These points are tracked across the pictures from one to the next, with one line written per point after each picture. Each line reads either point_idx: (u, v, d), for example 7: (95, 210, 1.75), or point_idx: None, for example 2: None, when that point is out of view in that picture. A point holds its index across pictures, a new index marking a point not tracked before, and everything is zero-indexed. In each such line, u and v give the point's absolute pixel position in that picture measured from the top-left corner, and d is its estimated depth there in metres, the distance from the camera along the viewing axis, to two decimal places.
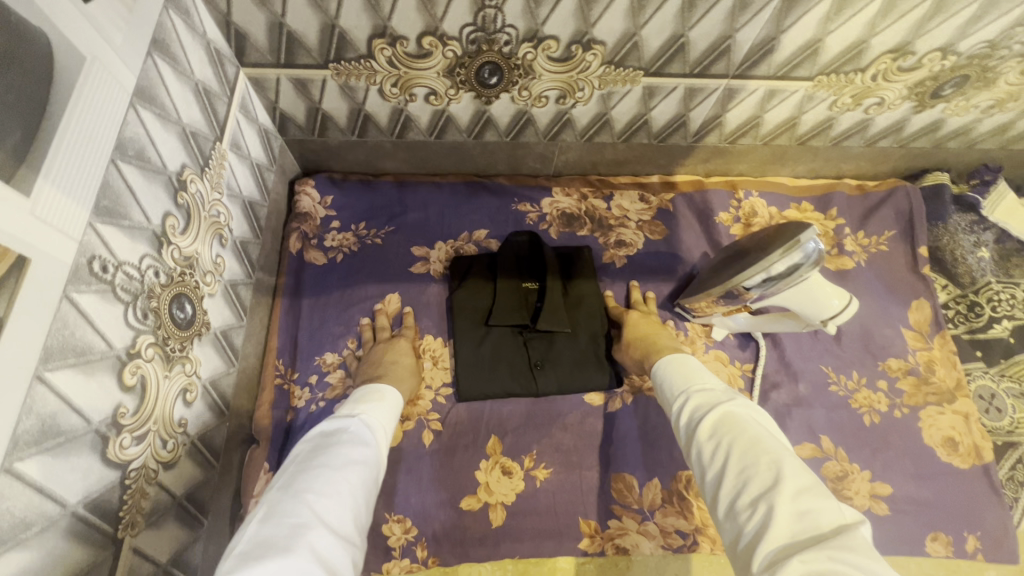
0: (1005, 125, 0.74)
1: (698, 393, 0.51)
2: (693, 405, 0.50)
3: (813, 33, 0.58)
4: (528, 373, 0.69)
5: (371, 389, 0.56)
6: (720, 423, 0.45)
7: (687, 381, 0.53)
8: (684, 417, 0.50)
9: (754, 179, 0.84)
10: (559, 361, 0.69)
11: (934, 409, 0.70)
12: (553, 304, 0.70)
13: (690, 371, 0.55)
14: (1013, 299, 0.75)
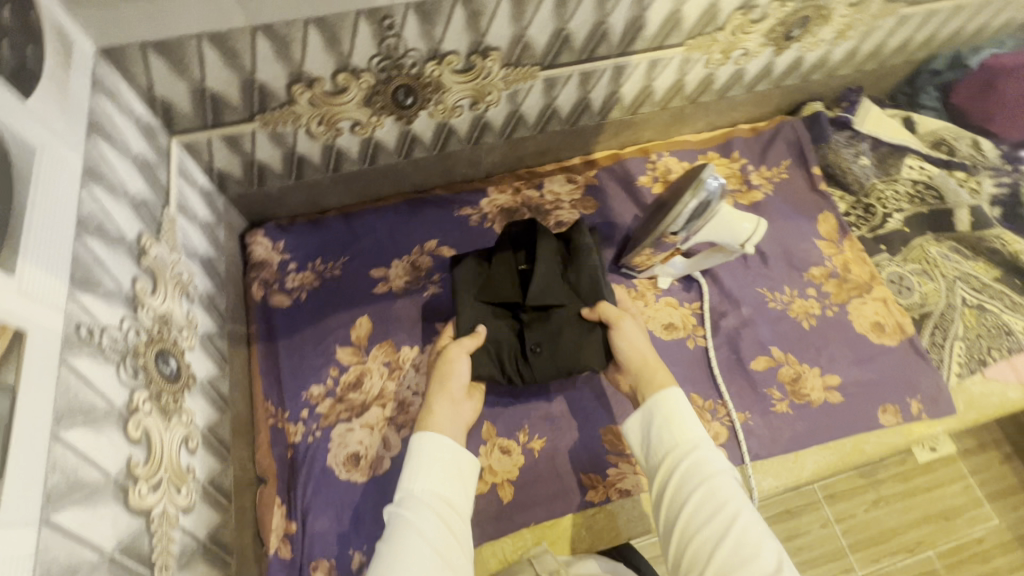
0: (853, 50, 0.87)
1: (692, 455, 0.56)
2: (685, 472, 0.55)
3: (672, 5, 0.67)
4: (523, 356, 0.70)
5: (417, 448, 0.60)
6: (714, 503, 0.52)
7: (682, 438, 0.58)
8: (678, 476, 0.56)
9: (663, 142, 0.93)
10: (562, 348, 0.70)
11: (858, 301, 0.81)
12: (544, 290, 0.70)
13: (676, 417, 0.59)
14: (898, 194, 0.86)
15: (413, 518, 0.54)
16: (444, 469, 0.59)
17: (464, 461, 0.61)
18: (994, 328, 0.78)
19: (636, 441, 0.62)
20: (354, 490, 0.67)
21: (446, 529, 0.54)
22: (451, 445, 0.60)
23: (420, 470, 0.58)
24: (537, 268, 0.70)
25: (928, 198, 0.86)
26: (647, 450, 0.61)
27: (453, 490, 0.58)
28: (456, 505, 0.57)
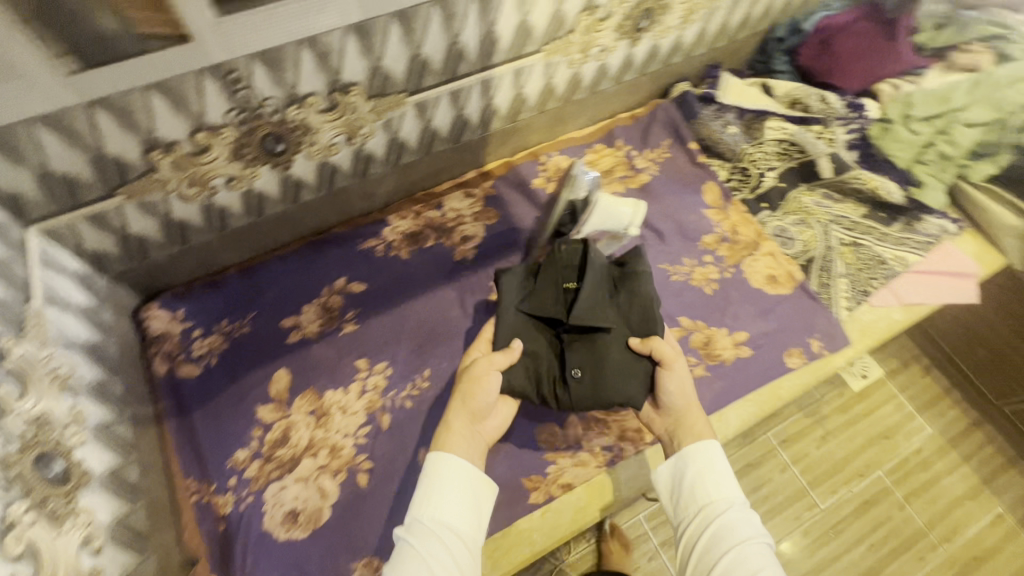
0: (702, 31, 0.93)
1: (724, 513, 0.60)
2: (714, 528, 0.59)
3: (518, 17, 0.70)
4: (559, 379, 0.69)
5: (433, 470, 0.60)
6: (738, 564, 0.55)
7: (714, 496, 0.61)
8: (706, 533, 0.60)
9: (550, 142, 0.97)
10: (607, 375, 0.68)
11: (750, 258, 0.86)
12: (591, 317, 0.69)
13: (710, 471, 0.63)
14: (767, 154, 0.93)
15: (420, 545, 0.55)
16: (460, 492, 0.59)
17: (479, 481, 0.61)
18: (870, 260, 0.87)
19: (665, 487, 0.67)
20: (296, 549, 0.66)
21: (454, 548, 0.55)
22: (466, 467, 0.61)
23: (431, 489, 0.59)
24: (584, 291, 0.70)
25: (793, 153, 0.93)
26: (676, 496, 0.65)
27: (466, 511, 0.59)
28: (468, 526, 0.58)
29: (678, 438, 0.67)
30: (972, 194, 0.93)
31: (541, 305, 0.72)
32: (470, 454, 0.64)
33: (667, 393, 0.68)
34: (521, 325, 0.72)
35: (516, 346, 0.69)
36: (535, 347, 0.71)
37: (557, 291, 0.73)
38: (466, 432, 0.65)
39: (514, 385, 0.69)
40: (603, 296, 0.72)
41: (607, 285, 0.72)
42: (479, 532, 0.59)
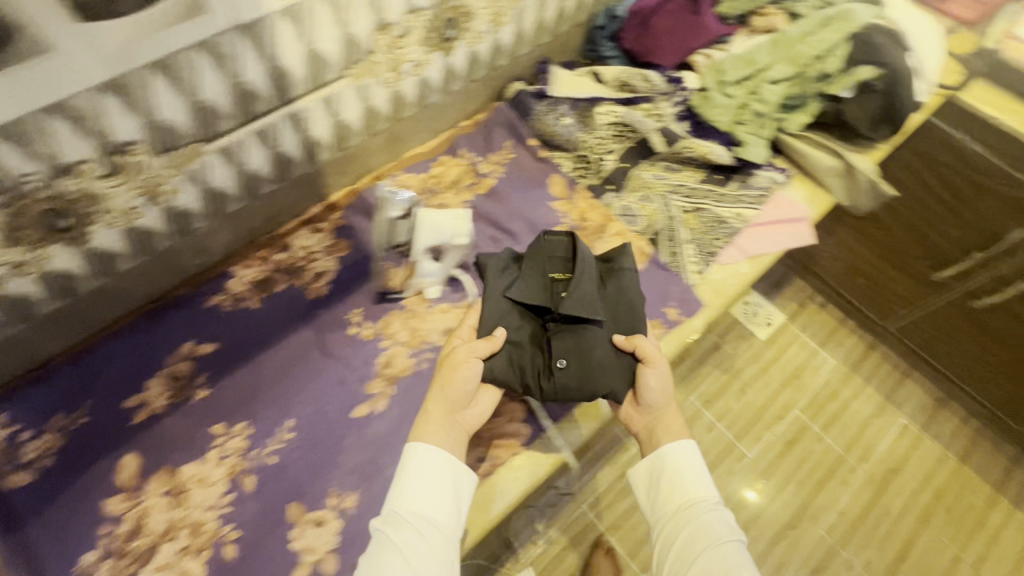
0: (519, 30, 0.95)
1: (702, 507, 0.77)
2: (692, 522, 0.76)
3: (303, 48, 0.69)
4: (546, 366, 0.77)
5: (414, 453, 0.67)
6: (713, 551, 0.71)
7: (694, 492, 0.78)
8: (687, 517, 0.77)
9: (395, 163, 0.97)
10: (589, 366, 0.76)
11: (600, 242, 0.89)
12: (578, 309, 0.78)
13: (686, 472, 0.80)
14: (603, 138, 0.96)
15: (393, 536, 0.61)
16: (432, 485, 0.65)
17: (452, 472, 0.66)
18: (711, 223, 0.92)
19: (644, 486, 0.84)
20: None
21: (423, 537, 0.62)
22: (436, 458, 0.66)
23: (404, 482, 0.65)
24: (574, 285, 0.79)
25: (627, 133, 0.97)
26: (656, 495, 0.82)
27: (435, 501, 0.64)
28: (440, 516, 0.64)
29: (657, 437, 0.84)
30: (792, 146, 1.01)
31: (523, 293, 0.80)
32: (446, 442, 0.69)
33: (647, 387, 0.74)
34: (508, 316, 0.79)
35: (497, 336, 0.75)
36: (521, 335, 0.78)
37: (544, 284, 0.81)
38: (444, 422, 0.71)
39: (498, 372, 0.76)
40: (585, 295, 0.79)
41: (596, 281, 0.81)
42: (452, 520, 0.64)
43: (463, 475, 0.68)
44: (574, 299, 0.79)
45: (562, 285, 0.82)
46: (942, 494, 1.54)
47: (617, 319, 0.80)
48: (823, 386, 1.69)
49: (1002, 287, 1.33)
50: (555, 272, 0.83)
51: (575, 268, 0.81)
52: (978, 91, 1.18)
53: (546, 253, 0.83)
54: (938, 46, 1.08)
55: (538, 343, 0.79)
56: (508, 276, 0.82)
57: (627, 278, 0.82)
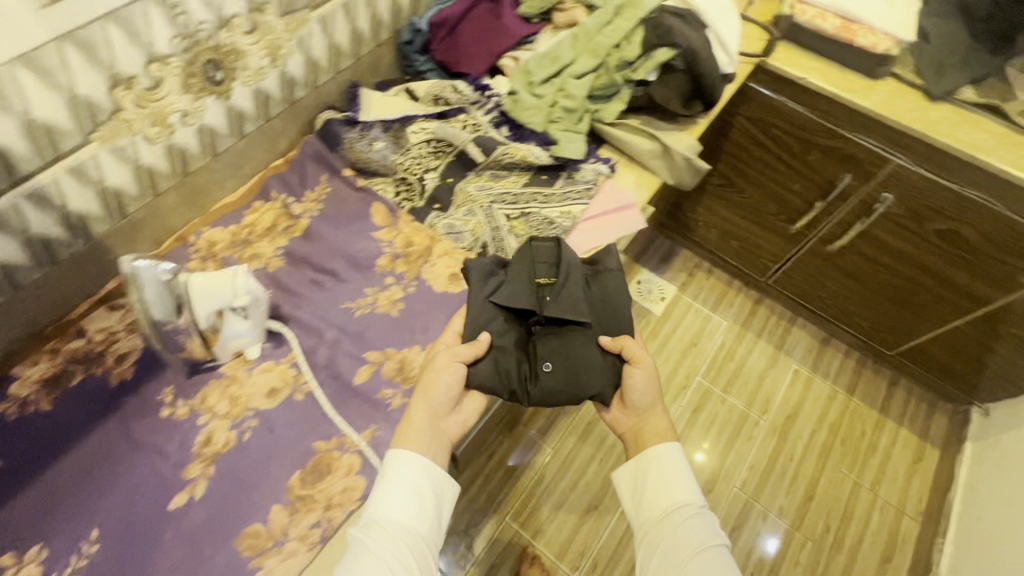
0: (311, 61, 0.91)
1: (689, 509, 0.84)
2: (676, 526, 0.82)
3: (17, 122, 0.62)
4: (530, 372, 0.80)
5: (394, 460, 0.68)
6: (694, 556, 0.78)
7: (682, 495, 0.85)
8: (675, 517, 0.83)
9: (203, 218, 0.90)
10: (574, 369, 0.80)
11: (428, 265, 0.86)
12: (569, 309, 0.82)
13: (671, 475, 0.87)
14: (420, 157, 0.93)
15: (376, 545, 0.62)
16: (415, 494, 0.67)
17: (436, 480, 0.69)
18: (540, 225, 0.91)
19: (629, 489, 0.91)
20: None
21: (406, 547, 0.64)
22: (423, 467, 0.68)
23: (386, 490, 0.66)
24: (563, 286, 0.83)
25: (444, 148, 0.94)
26: (641, 499, 0.88)
27: (418, 510, 0.66)
28: (421, 525, 0.66)
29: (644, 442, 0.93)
30: (613, 137, 1.02)
31: (508, 298, 0.81)
32: (428, 448, 0.71)
33: (632, 389, 0.78)
34: (497, 320, 0.81)
35: (482, 339, 0.77)
36: (505, 340, 0.80)
37: (530, 287, 0.83)
38: (426, 427, 0.72)
39: (483, 379, 0.77)
40: (570, 303, 0.82)
41: (581, 284, 0.84)
42: (429, 528, 0.67)
43: (444, 483, 0.71)
44: (561, 302, 0.82)
45: (547, 287, 0.84)
46: (838, 429, 1.64)
47: (601, 320, 0.84)
48: (720, 349, 1.75)
49: (846, 229, 1.45)
50: (541, 274, 0.85)
51: (561, 270, 0.84)
52: (781, 55, 1.25)
53: (533, 256, 0.85)
54: (733, 19, 1.12)
55: (523, 347, 0.82)
56: (496, 280, 0.82)
57: (610, 281, 0.86)
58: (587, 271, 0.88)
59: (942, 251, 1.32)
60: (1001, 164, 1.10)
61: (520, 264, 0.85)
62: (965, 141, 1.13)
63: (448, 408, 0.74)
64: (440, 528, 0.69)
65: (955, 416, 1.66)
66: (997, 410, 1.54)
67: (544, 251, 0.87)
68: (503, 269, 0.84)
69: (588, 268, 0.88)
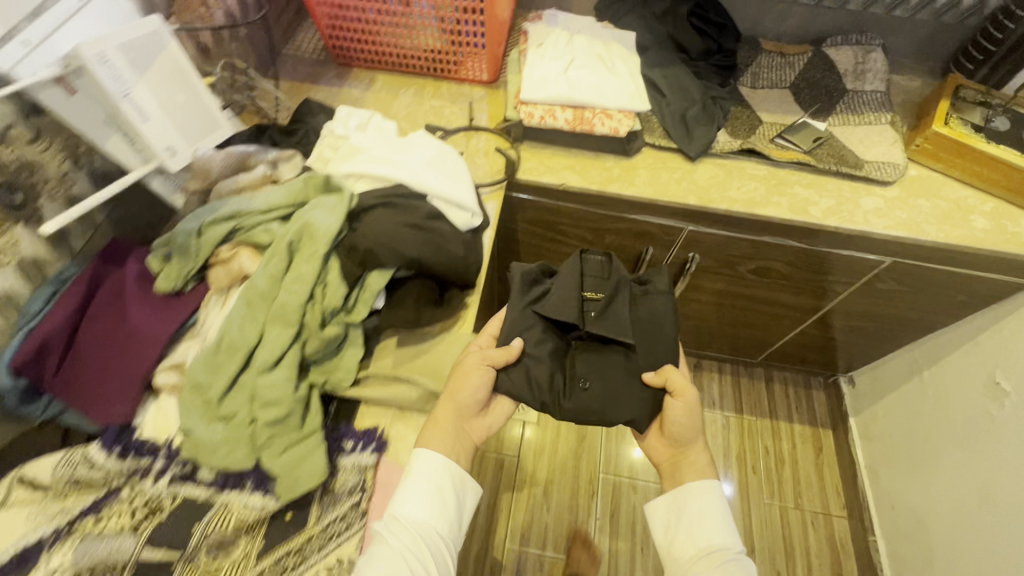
0: None
1: (728, 554, 0.83)
2: (711, 568, 0.81)
3: None
4: (562, 384, 0.93)
5: (425, 463, 0.70)
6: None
7: (721, 537, 0.84)
8: (708, 555, 0.83)
9: None
10: (605, 385, 0.93)
11: None
12: (612, 329, 0.96)
13: (708, 516, 0.86)
14: None
15: (398, 540, 0.65)
16: (436, 491, 0.70)
17: (455, 476, 0.72)
18: None
19: (666, 529, 0.90)
20: None
21: (424, 543, 0.66)
22: (449, 465, 0.72)
23: (409, 487, 0.69)
24: (607, 305, 0.98)
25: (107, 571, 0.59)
26: (676, 537, 0.88)
27: (436, 509, 0.69)
28: (439, 522, 0.69)
29: (682, 474, 0.92)
30: (367, 396, 0.75)
31: (550, 307, 0.97)
32: (451, 450, 0.74)
33: (671, 420, 0.91)
34: (539, 325, 0.96)
35: (513, 348, 0.90)
36: (540, 351, 0.94)
37: (576, 301, 0.98)
38: (454, 430, 0.75)
39: (514, 387, 0.91)
40: (610, 324, 0.96)
41: (625, 307, 0.98)
42: (446, 526, 0.70)
43: (464, 482, 0.75)
44: (602, 323, 0.96)
45: (592, 305, 0.99)
46: (745, 459, 1.59)
47: (641, 345, 0.96)
48: (608, 432, 1.62)
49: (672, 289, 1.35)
50: (588, 292, 1.01)
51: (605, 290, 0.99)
52: (528, 161, 1.07)
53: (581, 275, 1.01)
54: (454, 171, 0.90)
55: (558, 358, 0.95)
56: (539, 290, 0.99)
57: (648, 307, 0.99)
58: (637, 291, 1.01)
59: (764, 283, 1.26)
60: (778, 213, 1.02)
61: (570, 279, 1.00)
62: (740, 199, 1.04)
63: (474, 410, 0.77)
64: (456, 525, 0.72)
65: (830, 391, 1.69)
66: (861, 381, 1.57)
67: (594, 268, 1.05)
68: (550, 284, 1.01)
69: (638, 288, 1.02)
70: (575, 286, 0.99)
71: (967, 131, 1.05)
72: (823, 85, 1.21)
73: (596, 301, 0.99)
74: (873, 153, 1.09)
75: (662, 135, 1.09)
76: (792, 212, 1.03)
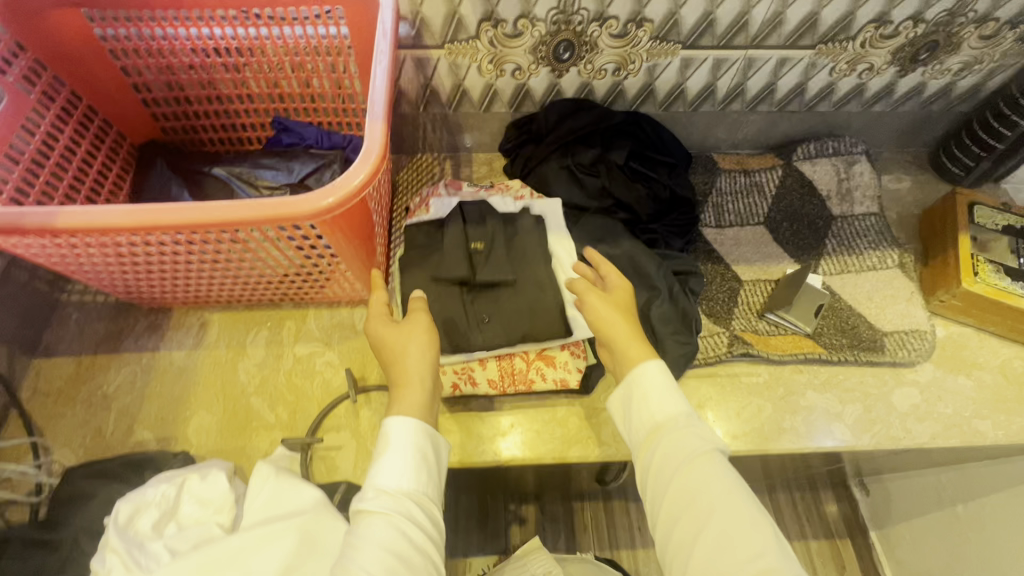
0: None
1: (685, 428, 0.60)
2: (666, 453, 0.60)
3: None
4: (466, 339, 0.71)
5: (398, 432, 0.59)
6: (686, 465, 0.58)
7: (672, 410, 0.62)
8: (660, 441, 0.61)
9: None
10: (509, 325, 0.72)
11: None
12: (510, 270, 0.74)
13: (656, 393, 0.63)
14: None
15: (386, 513, 0.54)
16: (419, 460, 0.58)
17: (435, 437, 0.61)
18: None
19: (619, 413, 0.67)
20: None
21: (418, 510, 0.56)
22: (429, 429, 0.60)
23: (386, 457, 0.58)
24: (497, 249, 0.75)
25: None
26: (629, 432, 0.65)
27: (420, 480, 0.57)
28: (430, 487, 0.58)
29: (622, 364, 0.67)
30: None
31: (437, 264, 0.73)
32: (423, 413, 0.62)
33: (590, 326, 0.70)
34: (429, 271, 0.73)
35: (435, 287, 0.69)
36: (439, 307, 0.72)
37: (459, 253, 0.73)
38: (428, 392, 0.63)
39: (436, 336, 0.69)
40: (503, 266, 0.74)
41: (514, 246, 0.76)
42: (432, 492, 0.58)
43: (438, 442, 0.62)
44: (491, 269, 0.73)
45: (481, 256, 0.75)
46: None
47: (535, 282, 0.74)
48: None
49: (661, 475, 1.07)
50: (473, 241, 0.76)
51: (488, 236, 0.76)
52: (447, 435, 0.74)
53: (460, 224, 0.75)
54: None
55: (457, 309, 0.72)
56: (423, 248, 0.75)
57: (529, 244, 0.76)
58: (523, 230, 0.78)
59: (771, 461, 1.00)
60: (798, 445, 0.76)
61: (449, 227, 0.76)
62: (746, 432, 0.76)
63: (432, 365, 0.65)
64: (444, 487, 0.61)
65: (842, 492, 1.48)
66: (881, 491, 1.36)
67: (473, 214, 0.78)
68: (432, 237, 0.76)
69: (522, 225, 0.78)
70: (456, 238, 0.74)
71: (1006, 285, 0.81)
72: (803, 215, 0.95)
73: (482, 249, 0.75)
74: (889, 319, 0.85)
75: None
76: (814, 439, 0.76)
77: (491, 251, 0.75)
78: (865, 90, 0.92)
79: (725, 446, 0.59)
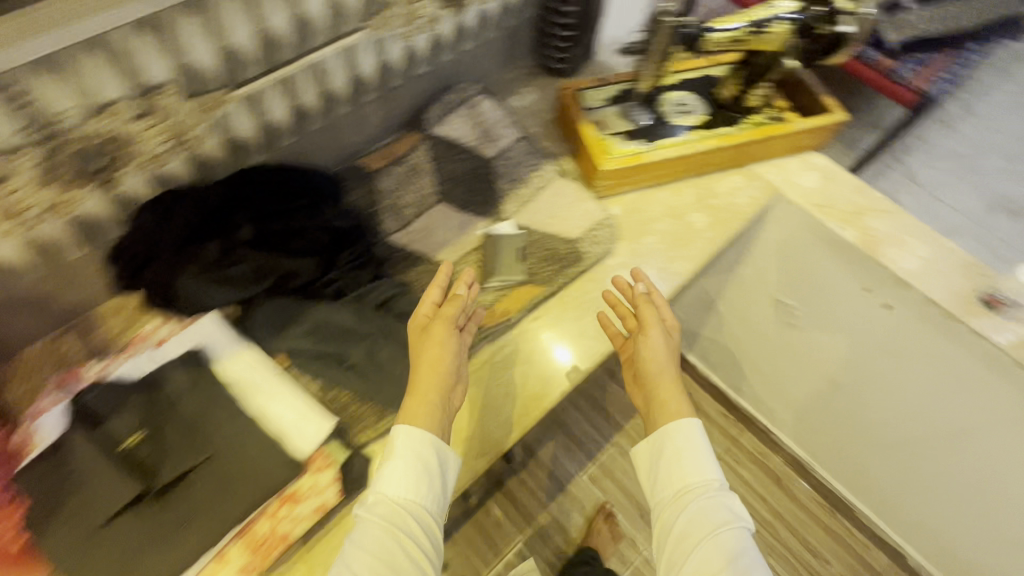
0: None
1: (706, 497, 0.68)
2: (689, 521, 0.67)
3: None
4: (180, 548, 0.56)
5: (400, 443, 0.63)
6: (708, 538, 0.65)
7: (699, 478, 0.70)
8: (683, 513, 0.68)
9: None
10: (225, 497, 0.59)
11: None
12: (191, 440, 0.61)
13: (690, 453, 0.71)
14: None
15: (378, 521, 0.60)
16: (425, 473, 0.63)
17: (442, 448, 0.65)
18: None
19: (645, 465, 0.75)
20: None
21: (410, 516, 0.61)
22: (436, 443, 0.64)
23: (390, 469, 0.62)
24: (163, 427, 0.61)
25: None
26: (657, 488, 0.73)
27: (419, 493, 0.62)
28: (430, 500, 0.63)
29: (657, 418, 0.75)
30: None
31: (89, 496, 0.56)
32: (436, 423, 0.66)
33: (638, 357, 0.78)
34: (94, 517, 0.55)
35: (463, 292, 0.75)
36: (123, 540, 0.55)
37: (113, 466, 0.57)
38: (439, 407, 0.66)
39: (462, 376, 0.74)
40: (182, 443, 0.60)
41: (183, 409, 0.63)
42: (434, 506, 0.63)
43: (448, 454, 0.66)
44: (172, 456, 0.60)
45: (146, 445, 0.60)
46: None
47: (230, 434, 0.62)
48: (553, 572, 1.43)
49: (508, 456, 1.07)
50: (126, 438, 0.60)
51: (143, 419, 0.61)
52: None
53: (99, 433, 0.59)
54: None
55: (148, 526, 0.56)
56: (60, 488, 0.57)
57: (202, 397, 0.64)
58: (187, 386, 0.64)
59: None
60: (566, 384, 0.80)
61: (84, 444, 0.58)
62: (520, 405, 0.78)
63: (451, 379, 0.69)
64: (449, 496, 0.66)
65: None
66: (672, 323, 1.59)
67: (110, 405, 0.61)
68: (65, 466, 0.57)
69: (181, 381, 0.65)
70: (100, 450, 0.58)
71: (634, 147, 0.92)
72: (465, 174, 0.96)
73: (143, 440, 0.60)
74: (574, 226, 0.92)
75: (381, 411, 0.73)
76: (573, 369, 0.81)
77: (158, 435, 0.61)
78: (442, 40, 0.93)
79: (738, 510, 0.68)
